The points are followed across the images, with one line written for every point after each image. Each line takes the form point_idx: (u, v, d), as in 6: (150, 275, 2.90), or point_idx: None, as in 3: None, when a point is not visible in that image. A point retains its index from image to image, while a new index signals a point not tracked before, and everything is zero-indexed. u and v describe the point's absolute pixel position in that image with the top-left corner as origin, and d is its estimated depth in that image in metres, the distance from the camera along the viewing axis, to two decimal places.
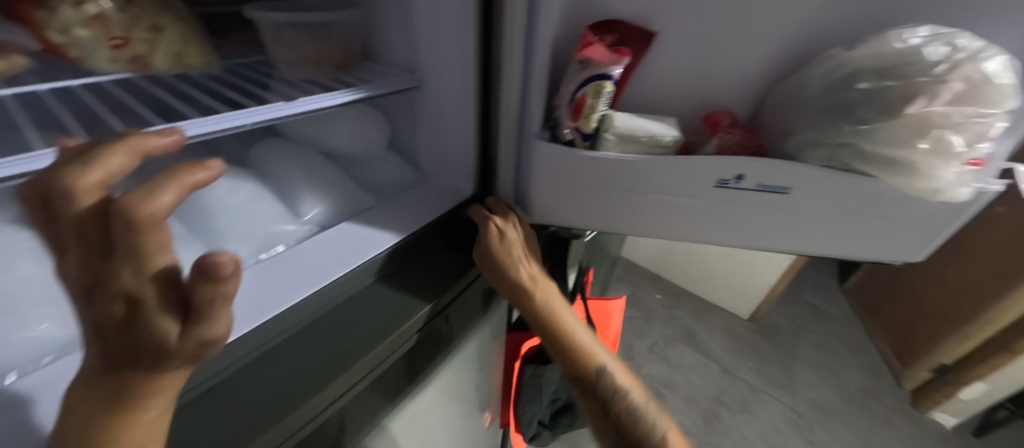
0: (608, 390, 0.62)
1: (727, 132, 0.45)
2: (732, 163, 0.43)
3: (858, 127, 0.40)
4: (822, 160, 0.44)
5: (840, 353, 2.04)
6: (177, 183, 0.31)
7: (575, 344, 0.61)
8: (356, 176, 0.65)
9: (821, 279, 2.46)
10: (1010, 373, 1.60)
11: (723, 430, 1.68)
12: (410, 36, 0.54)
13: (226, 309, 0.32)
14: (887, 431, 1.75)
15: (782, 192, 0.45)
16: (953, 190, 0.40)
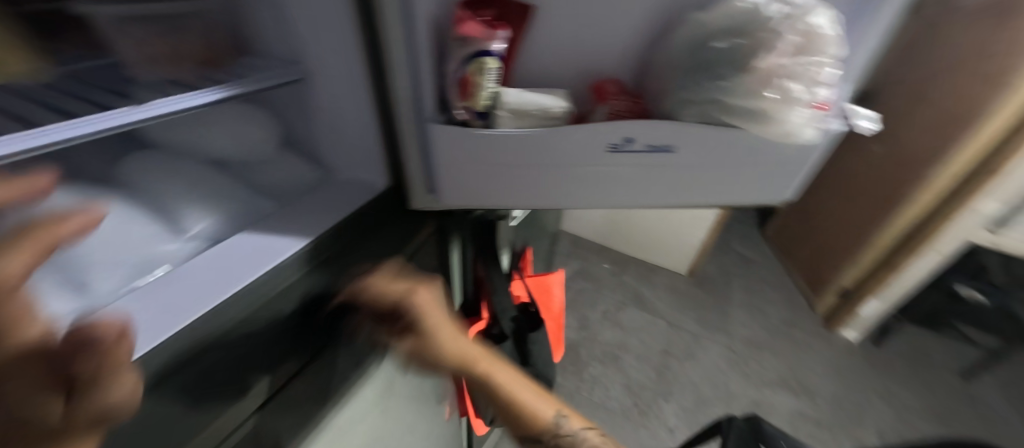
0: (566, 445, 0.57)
1: (615, 100, 0.47)
2: (619, 128, 0.45)
3: (718, 82, 0.45)
4: (696, 117, 0.48)
5: (766, 292, 2.28)
6: (37, 246, 0.31)
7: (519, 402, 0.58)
8: (251, 182, 0.61)
9: (746, 229, 2.71)
10: (896, 288, 1.87)
11: (674, 378, 1.82)
12: (282, 24, 0.50)
13: (125, 366, 0.33)
14: (809, 353, 1.99)
15: (668, 150, 0.48)
16: (802, 132, 0.44)
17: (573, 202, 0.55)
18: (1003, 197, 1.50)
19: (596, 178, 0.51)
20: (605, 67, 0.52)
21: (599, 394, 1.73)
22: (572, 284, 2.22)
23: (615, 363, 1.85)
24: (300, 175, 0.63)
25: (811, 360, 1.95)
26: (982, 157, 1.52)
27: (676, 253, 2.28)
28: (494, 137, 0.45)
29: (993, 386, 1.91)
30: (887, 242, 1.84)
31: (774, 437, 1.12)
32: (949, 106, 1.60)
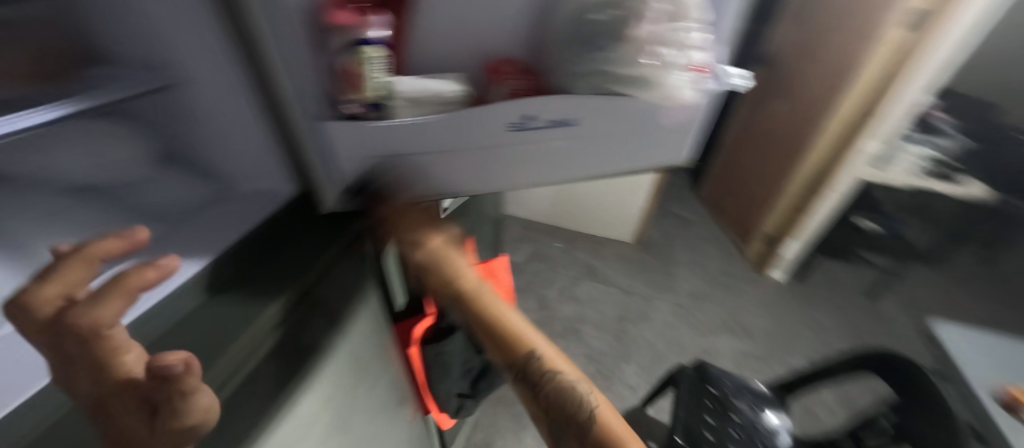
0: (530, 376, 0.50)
1: (512, 79, 0.50)
2: (516, 106, 0.47)
3: (602, 52, 0.47)
4: (590, 89, 0.49)
5: (704, 248, 2.46)
6: (123, 291, 0.33)
7: (494, 321, 0.53)
8: (131, 205, 0.55)
9: (681, 192, 2.90)
10: (808, 228, 2.09)
11: (631, 340, 1.91)
12: (135, 28, 0.45)
13: (192, 401, 0.32)
14: (745, 297, 2.18)
15: (568, 123, 0.50)
16: (682, 93, 0.47)
17: (492, 182, 0.56)
18: (880, 136, 1.73)
19: (509, 156, 0.52)
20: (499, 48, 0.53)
21: None
22: (527, 266, 2.26)
23: (576, 335, 1.91)
24: (191, 193, 0.59)
25: (747, 303, 2.14)
26: (862, 102, 1.73)
27: (620, 223, 2.39)
28: (396, 126, 0.46)
29: (893, 300, 2.20)
30: (797, 188, 2.05)
31: (719, 377, 1.23)
32: (832, 60, 1.80)
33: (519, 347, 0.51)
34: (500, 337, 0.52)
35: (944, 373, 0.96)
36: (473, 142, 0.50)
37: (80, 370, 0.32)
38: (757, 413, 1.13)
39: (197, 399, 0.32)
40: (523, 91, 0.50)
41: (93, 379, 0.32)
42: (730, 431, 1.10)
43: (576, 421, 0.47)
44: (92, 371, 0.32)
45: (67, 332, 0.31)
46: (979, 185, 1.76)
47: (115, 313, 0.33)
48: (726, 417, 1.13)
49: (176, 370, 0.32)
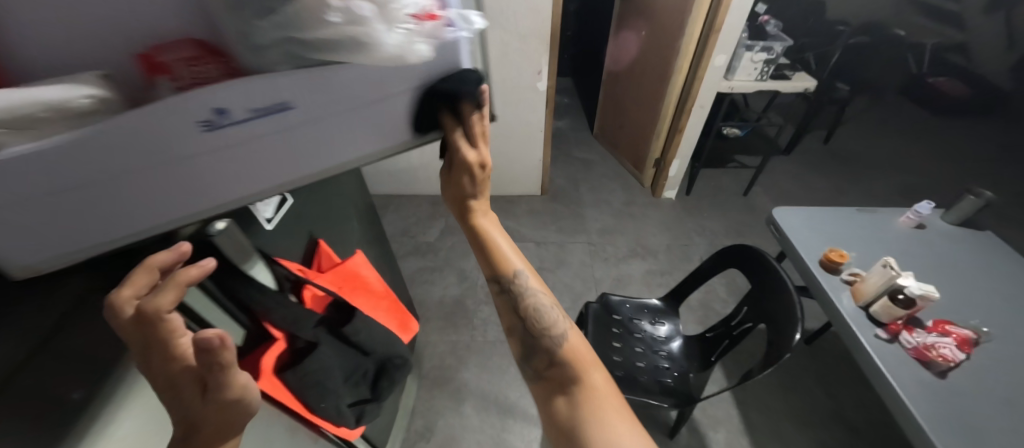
0: (517, 292, 0.58)
1: (179, 63, 0.30)
2: (185, 102, 0.29)
3: (270, 17, 0.29)
4: (288, 63, 0.32)
5: (606, 184, 2.57)
6: (175, 284, 0.38)
7: (494, 251, 0.59)
8: None
9: (580, 135, 2.98)
10: (685, 146, 2.26)
11: (551, 287, 1.98)
12: None
13: (231, 372, 0.38)
14: (646, 220, 2.34)
15: (286, 110, 0.33)
16: (414, 52, 0.34)
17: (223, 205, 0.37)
18: (725, 48, 1.87)
19: (225, 169, 0.34)
20: (168, 24, 0.33)
21: (494, 332, 1.77)
22: (441, 242, 2.20)
23: None
24: None
25: (649, 226, 2.30)
26: (707, 18, 1.83)
27: (524, 179, 2.39)
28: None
29: (765, 193, 2.50)
30: (670, 110, 2.18)
31: (620, 304, 1.32)
32: None
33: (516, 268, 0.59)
34: (501, 265, 0.59)
35: (788, 253, 1.11)
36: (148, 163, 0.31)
37: (153, 353, 0.38)
38: (653, 327, 1.27)
39: (233, 367, 0.38)
40: (214, 76, 0.31)
41: (159, 358, 0.38)
42: (634, 349, 1.21)
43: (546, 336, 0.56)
44: (158, 353, 0.37)
45: (146, 320, 0.37)
46: (809, 78, 1.99)
47: (172, 302, 0.38)
48: (630, 338, 1.24)
49: (214, 345, 0.35)
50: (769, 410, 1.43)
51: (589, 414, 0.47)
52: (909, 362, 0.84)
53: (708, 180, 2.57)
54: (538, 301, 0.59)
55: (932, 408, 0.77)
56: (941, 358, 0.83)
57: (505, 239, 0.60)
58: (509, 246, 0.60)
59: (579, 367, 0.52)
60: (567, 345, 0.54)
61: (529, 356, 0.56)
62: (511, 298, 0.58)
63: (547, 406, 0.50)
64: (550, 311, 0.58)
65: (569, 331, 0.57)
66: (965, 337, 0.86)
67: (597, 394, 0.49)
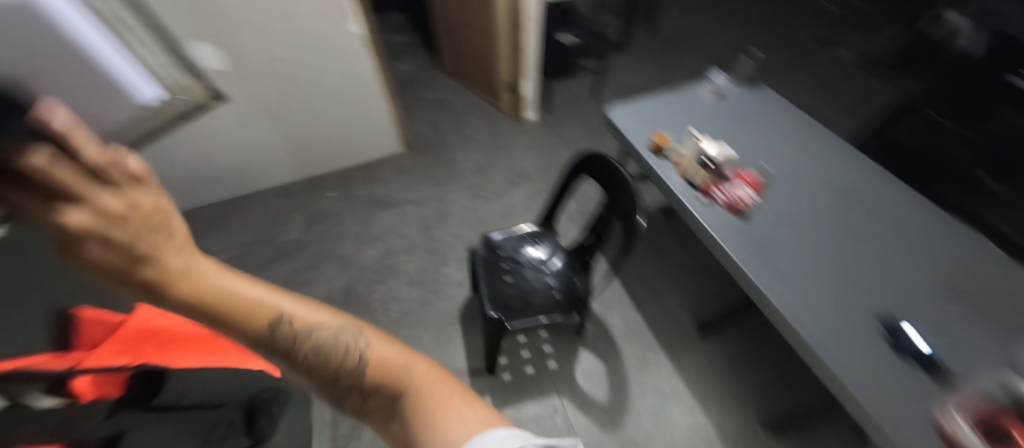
0: (288, 341, 0.39)
1: None
2: None
3: None
4: None
5: (468, 120, 2.48)
6: None
7: (226, 307, 0.35)
8: None
9: (427, 75, 2.77)
10: (529, 63, 2.21)
11: (441, 241, 1.92)
12: None
13: None
14: (516, 147, 2.34)
15: None
16: None
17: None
18: None
19: None
20: None
21: (397, 307, 1.69)
22: (310, 235, 1.95)
23: (392, 272, 1.80)
24: None
25: (518, 152, 2.31)
26: None
27: (379, 138, 2.18)
28: None
29: (612, 91, 2.64)
30: (504, 29, 2.09)
31: (502, 241, 1.34)
32: None
33: (274, 316, 0.37)
34: (243, 323, 0.36)
35: (627, 149, 1.21)
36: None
37: None
38: (536, 250, 1.31)
39: None
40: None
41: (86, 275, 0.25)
42: (526, 277, 1.25)
43: (356, 367, 0.44)
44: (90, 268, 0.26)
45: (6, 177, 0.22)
46: None
47: None
48: (517, 270, 1.27)
49: None
50: (650, 283, 1.65)
51: (433, 425, 0.44)
52: (724, 215, 1.01)
53: (561, 92, 2.63)
54: (325, 335, 0.43)
55: (741, 246, 0.96)
56: (744, 205, 1.01)
57: (236, 279, 0.36)
58: (244, 285, 0.36)
59: (399, 379, 0.46)
60: (375, 366, 0.45)
61: (336, 401, 0.45)
62: (287, 353, 0.40)
63: (385, 428, 0.46)
64: (340, 335, 0.44)
65: (369, 346, 0.46)
66: (757, 181, 1.05)
67: (431, 391, 0.46)
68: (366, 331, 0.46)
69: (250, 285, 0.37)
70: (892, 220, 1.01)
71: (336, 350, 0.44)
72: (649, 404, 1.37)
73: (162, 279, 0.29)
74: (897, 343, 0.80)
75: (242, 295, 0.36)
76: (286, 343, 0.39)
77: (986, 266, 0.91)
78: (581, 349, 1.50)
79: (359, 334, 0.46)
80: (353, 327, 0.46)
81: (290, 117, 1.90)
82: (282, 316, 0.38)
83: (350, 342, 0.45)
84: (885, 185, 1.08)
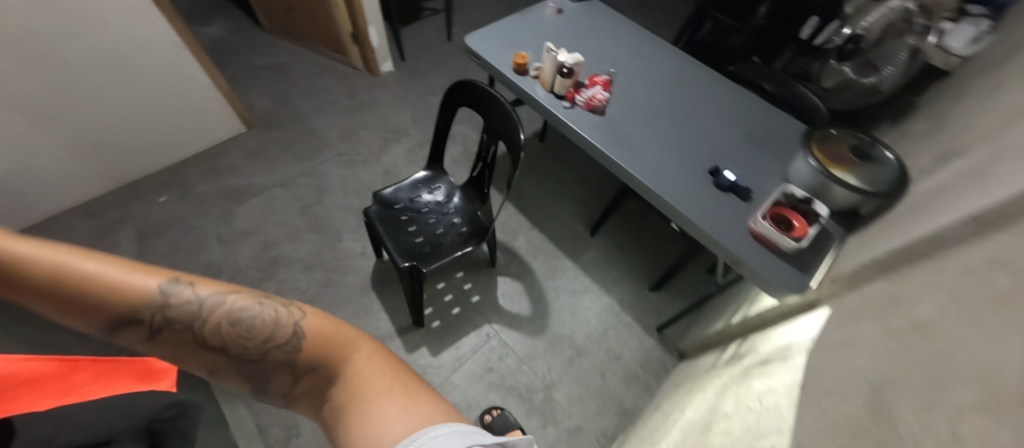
0: (188, 314, 0.47)
1: None
2: None
3: None
4: None
5: (317, 83, 2.22)
6: None
7: (101, 289, 0.45)
8: None
9: (249, 38, 2.35)
10: (369, 8, 2.03)
11: (327, 217, 1.77)
12: None
13: None
14: (380, 102, 2.20)
15: None
16: None
17: None
18: None
19: None
20: None
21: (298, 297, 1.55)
22: (154, 250, 1.61)
23: (280, 262, 1.62)
24: None
25: (384, 107, 2.18)
26: None
27: (209, 118, 1.83)
28: None
29: (464, 31, 2.59)
30: None
31: (394, 193, 1.30)
32: None
33: (153, 292, 0.46)
34: (125, 298, 0.45)
35: (492, 74, 1.25)
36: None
37: None
38: (430, 194, 1.31)
39: None
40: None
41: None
42: (428, 222, 1.25)
43: (281, 343, 0.49)
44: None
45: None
46: None
47: None
48: (416, 218, 1.26)
49: None
50: (542, 204, 1.81)
51: (362, 413, 0.48)
52: (586, 115, 1.14)
53: (412, 38, 2.50)
54: (232, 310, 0.48)
55: (603, 138, 1.11)
56: (601, 103, 1.13)
57: (121, 272, 0.47)
58: (129, 275, 0.47)
59: (338, 359, 0.51)
60: (308, 344, 0.50)
61: (265, 383, 0.49)
62: (179, 329, 0.47)
63: (320, 408, 0.51)
64: (262, 308, 0.50)
65: (306, 322, 0.51)
66: (606, 81, 1.18)
67: (370, 379, 0.50)
68: (301, 308, 0.52)
69: (135, 273, 0.47)
70: (704, 96, 1.26)
71: (257, 324, 0.49)
72: (565, 302, 1.56)
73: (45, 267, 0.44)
74: (718, 183, 1.05)
75: (124, 279, 0.46)
76: (185, 316, 0.47)
77: (764, 116, 1.21)
78: (497, 276, 1.60)
79: (293, 310, 0.51)
80: (284, 303, 0.51)
81: (65, 108, 1.46)
82: (163, 293, 0.47)
83: (273, 318, 0.50)
84: (695, 69, 1.33)
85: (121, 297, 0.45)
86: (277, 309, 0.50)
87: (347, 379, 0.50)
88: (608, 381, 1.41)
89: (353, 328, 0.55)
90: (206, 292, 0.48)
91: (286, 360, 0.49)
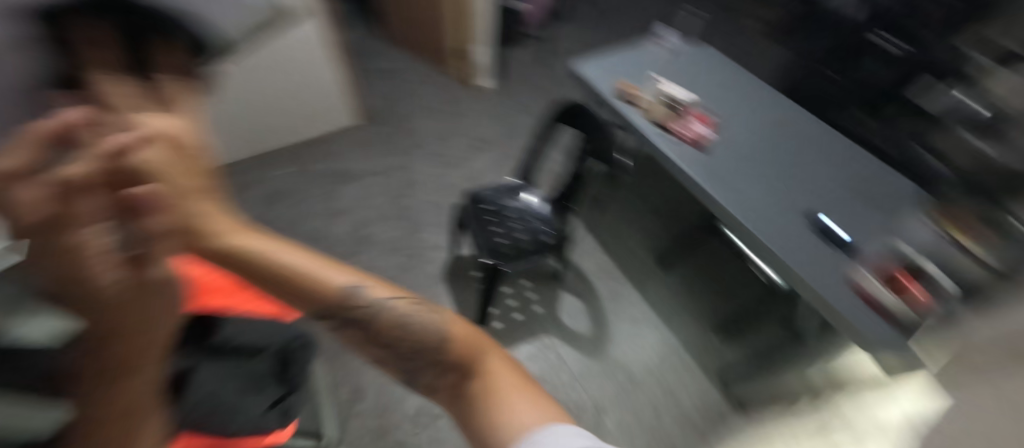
0: (367, 313, 0.51)
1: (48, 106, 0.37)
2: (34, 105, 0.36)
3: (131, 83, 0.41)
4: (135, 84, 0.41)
5: (422, 90, 2.45)
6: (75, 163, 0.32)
7: (303, 277, 0.49)
8: None
9: (371, 45, 2.65)
10: (481, 29, 2.22)
11: (413, 209, 1.93)
12: None
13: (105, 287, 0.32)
14: (474, 114, 2.37)
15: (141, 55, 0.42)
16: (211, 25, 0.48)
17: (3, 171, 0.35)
18: None
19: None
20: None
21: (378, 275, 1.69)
22: (269, 214, 1.85)
23: (368, 242, 1.79)
24: None
25: (475, 118, 2.35)
26: None
27: (331, 110, 2.09)
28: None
29: (558, 58, 2.74)
30: None
31: (487, 195, 1.41)
32: None
33: (341, 285, 0.51)
34: (320, 289, 0.49)
35: (596, 99, 1.35)
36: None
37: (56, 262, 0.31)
38: (519, 200, 1.41)
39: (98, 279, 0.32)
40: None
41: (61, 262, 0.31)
42: (512, 226, 1.34)
43: (431, 343, 0.51)
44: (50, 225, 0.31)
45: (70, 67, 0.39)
46: None
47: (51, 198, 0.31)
48: (505, 220, 1.35)
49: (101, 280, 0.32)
50: (614, 230, 1.83)
51: (494, 410, 0.47)
52: (689, 150, 1.19)
53: (511, 61, 2.68)
54: (394, 311, 0.53)
55: (703, 173, 1.14)
56: (702, 139, 1.20)
57: (311, 262, 0.50)
58: (313, 264, 0.50)
59: (474, 361, 0.52)
60: (455, 345, 0.51)
61: (413, 377, 0.51)
62: (355, 319, 0.51)
63: (455, 407, 0.51)
64: (419, 313, 0.53)
65: (452, 326, 0.53)
66: (709, 120, 1.26)
67: (500, 377, 0.51)
68: (449, 313, 0.54)
69: (322, 265, 0.51)
70: (810, 147, 1.25)
71: (414, 324, 0.52)
72: (626, 329, 1.56)
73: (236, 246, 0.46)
74: (830, 235, 1.03)
75: (318, 271, 0.50)
76: (363, 314, 0.51)
77: (874, 175, 1.17)
78: (560, 291, 1.64)
79: (441, 316, 0.54)
80: (435, 309, 0.54)
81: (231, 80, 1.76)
82: (347, 288, 0.51)
83: (426, 316, 0.53)
84: (802, 120, 1.33)
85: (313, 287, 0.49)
86: (431, 314, 0.53)
87: (482, 379, 0.50)
88: (661, 418, 1.38)
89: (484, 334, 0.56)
90: (375, 293, 0.52)
91: (434, 360, 0.50)
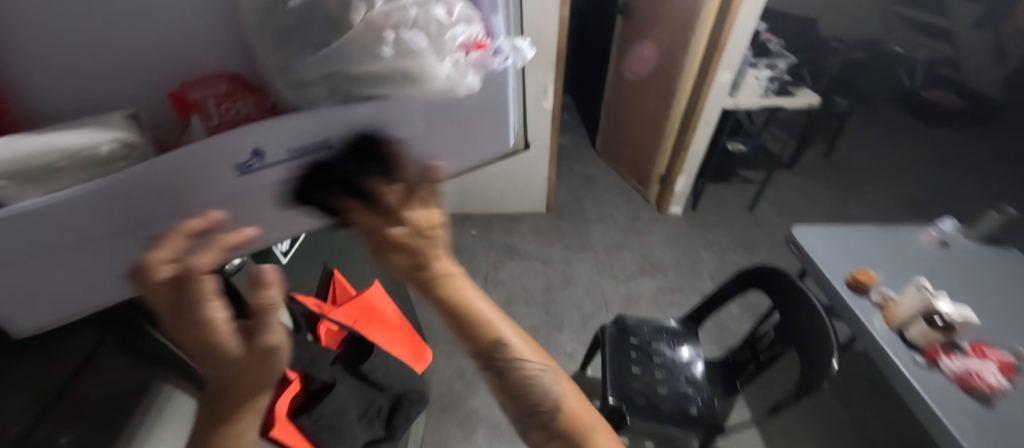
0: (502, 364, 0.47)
1: (239, 107, 0.31)
2: (220, 143, 0.27)
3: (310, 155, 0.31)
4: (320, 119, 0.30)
5: (610, 199, 2.51)
6: (216, 246, 0.29)
7: (468, 314, 0.45)
8: None
9: (578, 147, 2.90)
10: (692, 161, 2.17)
11: (559, 307, 1.90)
12: None
13: (217, 346, 0.29)
14: (653, 237, 2.28)
15: (325, 147, 0.31)
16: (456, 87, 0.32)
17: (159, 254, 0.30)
18: (730, 66, 1.80)
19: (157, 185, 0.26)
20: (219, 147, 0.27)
21: None
22: None
23: None
24: None
25: (655, 241, 2.25)
26: (709, 36, 1.77)
27: (527, 197, 2.32)
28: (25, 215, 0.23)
29: (769, 206, 2.47)
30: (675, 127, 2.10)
31: (637, 326, 1.28)
32: None
33: (494, 336, 0.46)
34: (481, 336, 0.45)
35: (815, 276, 1.09)
36: (30, 141, 0.25)
37: (176, 321, 0.28)
38: (676, 351, 1.23)
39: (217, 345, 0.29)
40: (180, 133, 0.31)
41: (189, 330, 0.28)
42: (655, 375, 1.17)
43: (545, 410, 0.48)
44: (179, 290, 0.27)
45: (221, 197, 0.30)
46: (815, 98, 1.90)
47: (209, 264, 0.28)
48: (650, 363, 1.19)
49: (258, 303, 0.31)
50: (791, 438, 1.38)
51: None
52: (954, 390, 0.84)
53: (711, 196, 2.52)
54: (527, 366, 0.48)
55: (976, 434, 0.77)
56: (986, 386, 0.83)
57: (479, 297, 0.47)
58: (484, 301, 0.47)
59: (584, 437, 0.48)
60: (567, 415, 0.48)
61: (523, 431, 0.49)
62: (497, 367, 0.46)
63: None
64: (547, 378, 0.49)
65: (567, 397, 0.49)
66: (1005, 362, 0.87)
67: None
68: (569, 384, 0.50)
69: (486, 304, 0.47)
70: None
71: (538, 388, 0.48)
72: None
73: (446, 285, 0.44)
74: None
75: (483, 312, 0.46)
76: (505, 367, 0.47)
77: None
78: None
79: (560, 384, 0.49)
80: (559, 378, 0.50)
81: None
82: (501, 340, 0.46)
83: (548, 382, 0.48)
84: None
85: (479, 330, 0.46)
86: (559, 385, 0.49)
87: None
88: None
89: (595, 413, 0.51)
90: (519, 350, 0.47)
91: (544, 422, 0.47)
